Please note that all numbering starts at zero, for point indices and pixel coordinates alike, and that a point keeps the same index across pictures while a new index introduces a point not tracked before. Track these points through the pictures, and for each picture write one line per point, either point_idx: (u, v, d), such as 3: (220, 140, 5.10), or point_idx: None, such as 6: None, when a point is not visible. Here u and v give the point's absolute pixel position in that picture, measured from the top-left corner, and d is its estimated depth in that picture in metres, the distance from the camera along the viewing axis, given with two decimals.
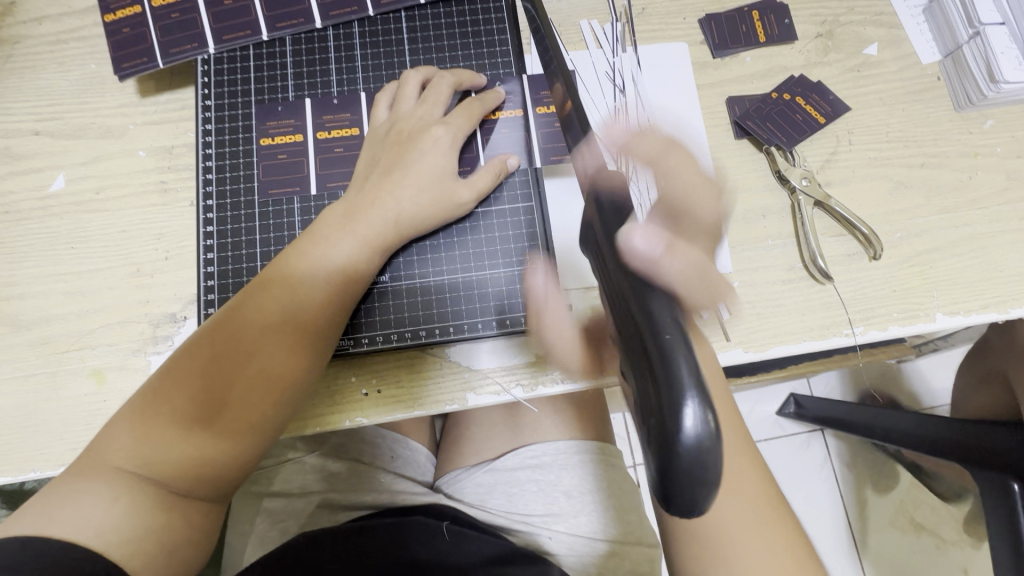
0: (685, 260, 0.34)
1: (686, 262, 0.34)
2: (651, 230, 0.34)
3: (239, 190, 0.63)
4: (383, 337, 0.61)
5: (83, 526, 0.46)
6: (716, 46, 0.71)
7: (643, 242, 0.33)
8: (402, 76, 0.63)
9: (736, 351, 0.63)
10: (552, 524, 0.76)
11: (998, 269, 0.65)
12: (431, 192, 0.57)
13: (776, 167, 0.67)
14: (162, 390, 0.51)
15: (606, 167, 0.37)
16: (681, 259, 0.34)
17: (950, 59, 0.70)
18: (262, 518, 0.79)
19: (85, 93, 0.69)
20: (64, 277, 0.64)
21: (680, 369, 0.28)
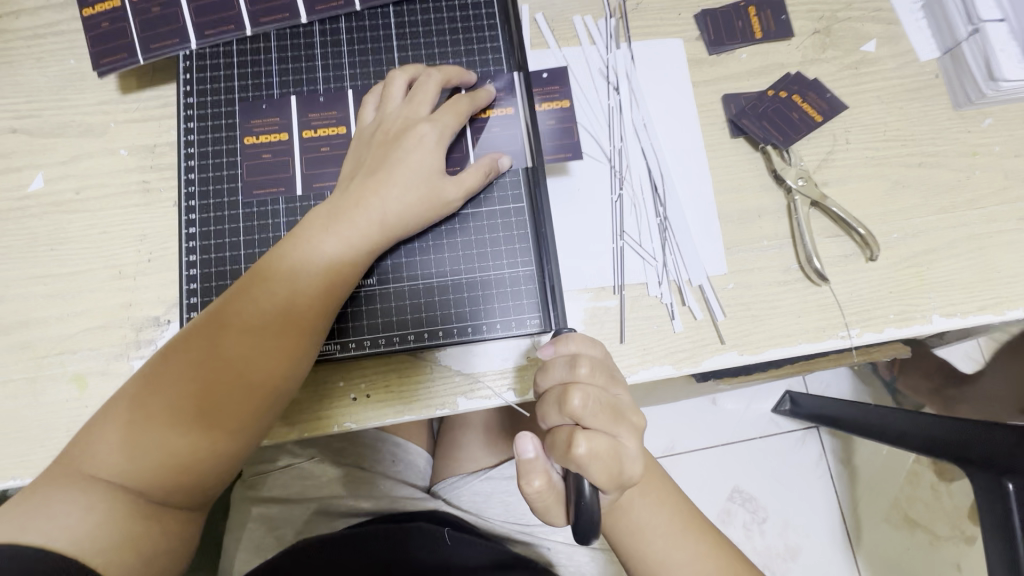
0: (599, 442, 0.44)
1: (600, 443, 0.44)
2: (583, 397, 0.45)
3: (223, 190, 0.61)
4: (371, 342, 0.59)
5: (58, 535, 0.45)
6: (712, 42, 0.70)
7: (573, 407, 0.44)
8: (388, 76, 0.61)
9: (731, 354, 0.62)
10: (550, 535, 0.78)
11: (995, 270, 0.64)
12: (418, 191, 0.55)
13: (772, 167, 0.66)
14: (142, 394, 0.50)
15: (561, 363, 0.48)
16: (597, 440, 0.44)
17: (949, 56, 0.69)
18: (256, 524, 0.78)
19: (64, 90, 0.67)
20: (43, 279, 0.62)
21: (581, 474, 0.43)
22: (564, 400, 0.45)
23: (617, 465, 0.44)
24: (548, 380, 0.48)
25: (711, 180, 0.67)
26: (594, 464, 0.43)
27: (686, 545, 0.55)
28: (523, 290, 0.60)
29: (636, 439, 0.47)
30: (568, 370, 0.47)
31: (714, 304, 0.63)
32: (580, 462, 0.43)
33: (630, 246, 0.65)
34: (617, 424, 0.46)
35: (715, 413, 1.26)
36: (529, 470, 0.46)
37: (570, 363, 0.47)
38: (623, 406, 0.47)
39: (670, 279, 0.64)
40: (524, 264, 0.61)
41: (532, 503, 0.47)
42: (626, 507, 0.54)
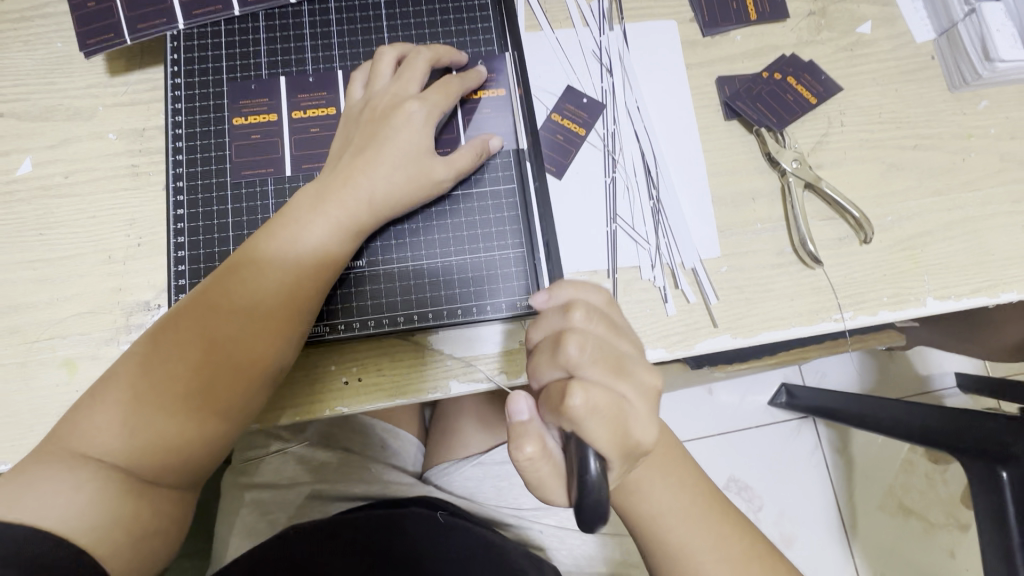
0: (599, 394, 0.42)
1: (599, 395, 0.42)
2: (580, 343, 0.44)
3: (211, 172, 0.61)
4: (360, 324, 0.58)
5: (46, 514, 0.46)
6: (706, 24, 0.69)
7: (572, 352, 0.43)
8: (378, 52, 0.60)
9: (724, 338, 0.62)
10: (541, 518, 0.78)
11: (990, 253, 0.64)
12: (406, 171, 0.55)
13: (766, 150, 0.66)
14: (128, 373, 0.50)
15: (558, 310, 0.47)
16: (596, 391, 0.42)
17: (945, 37, 0.68)
18: (248, 509, 0.77)
19: (51, 73, 0.66)
20: (32, 264, 0.62)
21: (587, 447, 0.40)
22: (558, 347, 0.44)
23: (619, 421, 0.43)
24: (540, 330, 0.47)
25: (705, 163, 0.66)
26: (592, 417, 0.41)
27: (700, 528, 0.55)
28: (513, 272, 0.60)
29: (638, 393, 0.45)
30: (563, 316, 0.46)
31: (706, 287, 0.63)
32: (577, 413, 0.41)
33: (622, 229, 0.65)
34: (618, 377, 0.44)
35: (710, 401, 1.26)
36: (521, 434, 0.44)
37: (565, 309, 0.46)
38: (623, 358, 0.46)
39: (663, 262, 0.64)
40: (514, 246, 0.61)
41: (526, 472, 0.45)
42: (642, 497, 0.54)
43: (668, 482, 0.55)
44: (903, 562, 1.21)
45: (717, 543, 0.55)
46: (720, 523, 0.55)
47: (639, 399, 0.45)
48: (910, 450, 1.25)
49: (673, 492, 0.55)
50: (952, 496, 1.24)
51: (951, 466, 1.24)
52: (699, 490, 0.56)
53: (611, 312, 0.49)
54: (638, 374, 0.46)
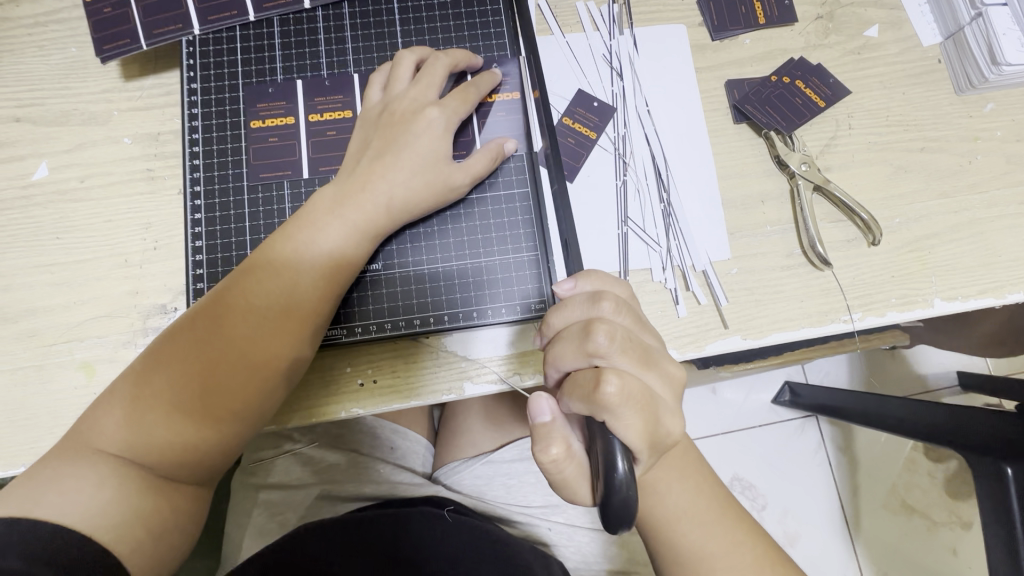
0: (630, 382, 0.43)
1: (630, 383, 0.43)
2: (609, 331, 0.45)
3: (227, 176, 0.61)
4: (377, 327, 0.59)
5: (68, 510, 0.46)
6: (715, 28, 0.70)
7: (602, 340, 0.45)
8: (396, 56, 0.61)
9: (735, 339, 0.63)
10: (551, 516, 0.79)
11: (996, 254, 0.65)
12: (424, 176, 0.56)
13: (776, 152, 0.66)
14: (147, 374, 0.50)
15: (583, 300, 0.48)
16: (627, 380, 0.43)
17: (951, 41, 0.69)
18: (260, 510, 0.78)
19: (66, 78, 0.67)
20: (49, 268, 0.63)
21: (613, 451, 0.40)
22: (588, 335, 0.45)
23: (648, 410, 0.44)
24: (565, 320, 0.48)
25: (715, 166, 0.67)
26: (626, 404, 0.42)
27: (718, 539, 0.55)
28: (527, 275, 0.61)
29: (662, 384, 0.47)
30: (590, 306, 0.48)
31: (717, 289, 0.63)
32: (609, 400, 0.42)
33: (633, 231, 0.65)
34: (643, 367, 0.46)
35: (715, 400, 1.27)
36: (547, 436, 0.46)
37: (592, 299, 0.48)
38: (648, 349, 0.47)
39: (674, 265, 0.64)
40: (528, 249, 0.61)
41: (552, 472, 0.47)
42: (660, 512, 0.55)
43: (683, 484, 0.56)
44: (907, 560, 1.22)
45: (737, 557, 0.55)
46: (732, 529, 0.56)
47: (662, 387, 0.47)
48: (913, 449, 1.25)
49: (687, 496, 0.56)
50: (955, 495, 1.25)
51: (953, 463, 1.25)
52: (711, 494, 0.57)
53: (630, 303, 0.51)
54: (662, 365, 0.47)
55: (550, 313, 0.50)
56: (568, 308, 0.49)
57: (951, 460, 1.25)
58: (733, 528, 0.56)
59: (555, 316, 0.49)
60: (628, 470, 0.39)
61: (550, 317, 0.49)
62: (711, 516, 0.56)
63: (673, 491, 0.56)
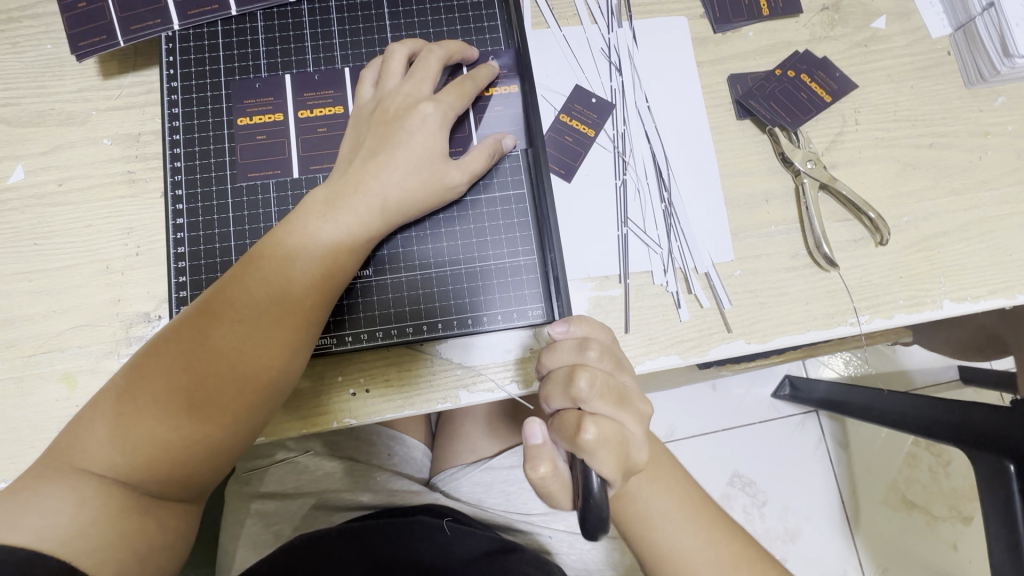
0: (607, 428, 0.43)
1: (608, 428, 0.43)
2: (593, 378, 0.44)
3: (210, 178, 0.59)
4: (368, 334, 0.57)
5: (47, 534, 0.44)
6: (717, 20, 0.67)
7: (584, 387, 0.43)
8: (387, 50, 0.58)
9: (738, 343, 0.61)
10: (551, 524, 0.76)
11: (1006, 253, 0.63)
12: (419, 176, 0.53)
13: (780, 149, 0.64)
14: (131, 385, 0.48)
15: (568, 345, 0.47)
16: (605, 425, 0.43)
17: (961, 32, 0.66)
18: (253, 520, 0.76)
19: (42, 76, 0.64)
20: (28, 275, 0.60)
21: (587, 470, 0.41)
22: (571, 380, 0.44)
23: (624, 451, 0.43)
24: (553, 362, 0.47)
25: (718, 164, 0.65)
26: (602, 447, 0.42)
27: (721, 551, 0.54)
28: (524, 279, 0.59)
29: (640, 424, 0.46)
30: (577, 353, 0.46)
31: (720, 292, 0.61)
32: (587, 447, 0.42)
33: (634, 233, 0.63)
34: (622, 409, 0.45)
35: (715, 398, 1.26)
36: (536, 455, 0.45)
37: (579, 346, 0.46)
38: (631, 393, 0.46)
39: (675, 267, 0.62)
40: (525, 253, 0.59)
41: (539, 488, 0.46)
42: (662, 529, 0.54)
43: (674, 488, 0.55)
44: (906, 555, 1.21)
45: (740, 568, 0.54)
46: (722, 532, 0.55)
47: (642, 432, 0.46)
48: (913, 443, 1.24)
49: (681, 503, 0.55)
50: (956, 491, 1.24)
51: (954, 458, 1.24)
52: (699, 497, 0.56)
53: (614, 348, 0.50)
54: (640, 408, 0.46)
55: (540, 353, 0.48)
56: (552, 352, 0.47)
57: (951, 454, 1.24)
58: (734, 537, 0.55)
59: (544, 358, 0.48)
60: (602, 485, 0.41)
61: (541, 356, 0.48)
62: (712, 526, 0.55)
63: (665, 496, 0.54)
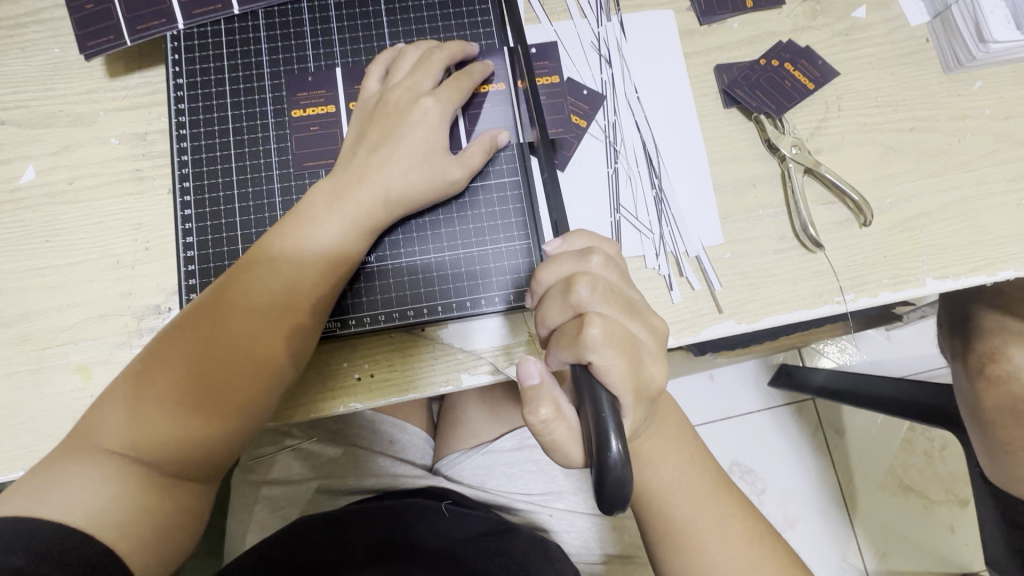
0: (609, 326, 0.44)
1: (609, 327, 0.44)
2: (591, 283, 0.46)
3: (216, 171, 0.61)
4: (371, 319, 0.59)
5: (74, 507, 0.45)
6: (703, 13, 0.69)
7: (585, 294, 0.45)
8: (396, 50, 0.61)
9: (729, 323, 0.63)
10: (551, 502, 0.79)
11: (986, 232, 0.65)
12: (422, 169, 0.56)
13: (765, 136, 0.66)
14: (147, 372, 0.49)
15: (564, 260, 0.49)
16: (605, 324, 0.44)
17: (938, 20, 0.69)
18: (261, 506, 0.78)
19: (50, 79, 0.66)
20: (41, 271, 0.62)
21: (606, 432, 0.39)
22: (570, 289, 0.46)
23: (630, 351, 0.45)
24: (552, 275, 0.49)
25: (705, 151, 0.67)
26: (608, 345, 0.43)
27: (722, 525, 0.56)
28: (520, 263, 0.61)
29: (650, 336, 0.48)
30: (579, 262, 0.48)
31: (710, 275, 0.64)
32: (594, 342, 0.43)
33: (626, 219, 0.66)
34: (626, 316, 0.46)
35: (712, 386, 1.28)
36: (536, 398, 0.46)
37: (582, 252, 0.48)
38: (636, 304, 0.48)
39: (667, 251, 0.65)
40: (520, 238, 0.61)
41: (543, 435, 0.47)
42: (664, 504, 0.56)
43: (674, 456, 0.57)
44: (904, 538, 1.23)
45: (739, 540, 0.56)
46: (715, 497, 0.57)
47: (647, 342, 0.47)
48: (909, 429, 1.27)
49: (680, 470, 0.57)
50: (954, 474, 1.26)
51: (950, 442, 1.26)
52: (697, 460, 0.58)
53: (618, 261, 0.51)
54: (643, 317, 0.48)
55: (538, 270, 0.49)
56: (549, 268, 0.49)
57: (946, 440, 1.26)
58: (734, 514, 0.57)
59: (544, 273, 0.49)
60: (623, 448, 0.39)
61: (539, 272, 0.49)
62: (713, 502, 0.57)
63: (662, 463, 0.57)
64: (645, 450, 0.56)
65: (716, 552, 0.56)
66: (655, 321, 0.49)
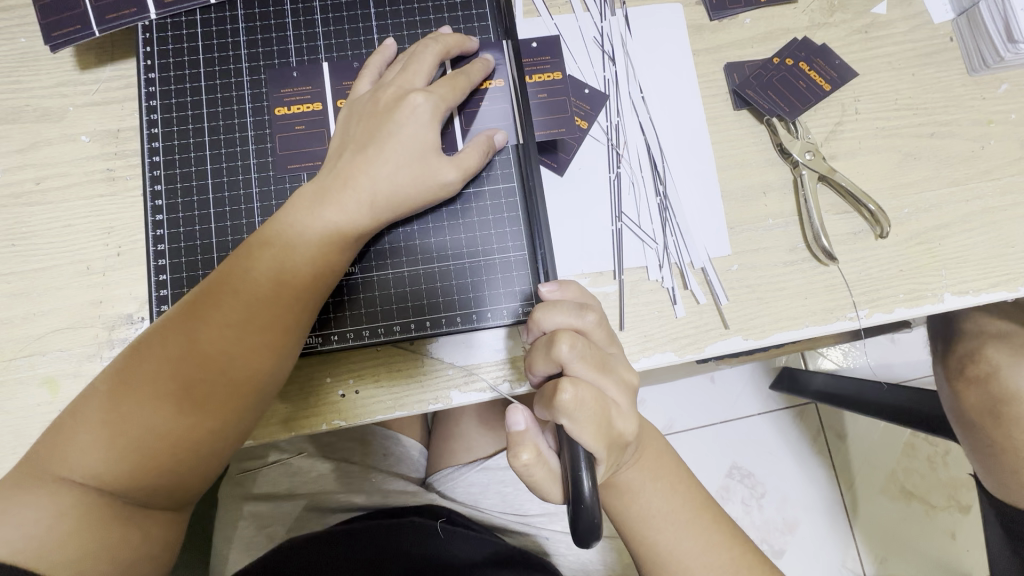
0: (583, 395, 0.42)
1: (583, 395, 0.42)
2: (574, 343, 0.44)
3: (190, 173, 0.57)
4: (355, 333, 0.56)
5: (22, 544, 0.42)
6: (713, 7, 0.65)
7: (566, 354, 0.43)
8: (388, 48, 0.57)
9: (736, 339, 0.60)
10: (548, 525, 0.76)
11: (1009, 244, 0.61)
12: (412, 172, 0.51)
13: (778, 140, 0.62)
14: (112, 391, 0.46)
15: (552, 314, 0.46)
16: (580, 392, 0.42)
17: (964, 17, 0.64)
18: (246, 523, 0.75)
19: (16, 71, 0.62)
20: (6, 277, 0.59)
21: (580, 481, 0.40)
22: (552, 346, 0.44)
23: (603, 416, 0.43)
24: (550, 321, 0.46)
25: (713, 155, 0.63)
26: (579, 411, 0.42)
27: (716, 555, 0.54)
28: (514, 276, 0.57)
29: (624, 394, 0.46)
30: (575, 315, 0.46)
31: (717, 288, 0.60)
32: (565, 408, 0.42)
33: (628, 227, 0.62)
34: (603, 378, 0.44)
35: (713, 392, 1.24)
36: (520, 441, 0.44)
37: (580, 307, 0.46)
38: (614, 362, 0.46)
39: (670, 262, 0.61)
40: (515, 248, 0.58)
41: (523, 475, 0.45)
42: (656, 532, 0.53)
43: (661, 481, 0.55)
44: (905, 544, 1.21)
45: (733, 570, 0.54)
46: (712, 523, 0.55)
47: (625, 406, 0.46)
48: (912, 435, 1.24)
49: (671, 496, 0.55)
50: (955, 478, 1.23)
51: (953, 447, 1.23)
52: (683, 485, 0.56)
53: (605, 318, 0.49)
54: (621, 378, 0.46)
55: (537, 309, 0.46)
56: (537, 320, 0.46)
57: (949, 445, 1.23)
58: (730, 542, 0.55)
59: (543, 312, 0.46)
60: (594, 492, 0.40)
61: (535, 315, 0.46)
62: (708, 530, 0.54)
63: (654, 489, 0.54)
64: (636, 476, 0.54)
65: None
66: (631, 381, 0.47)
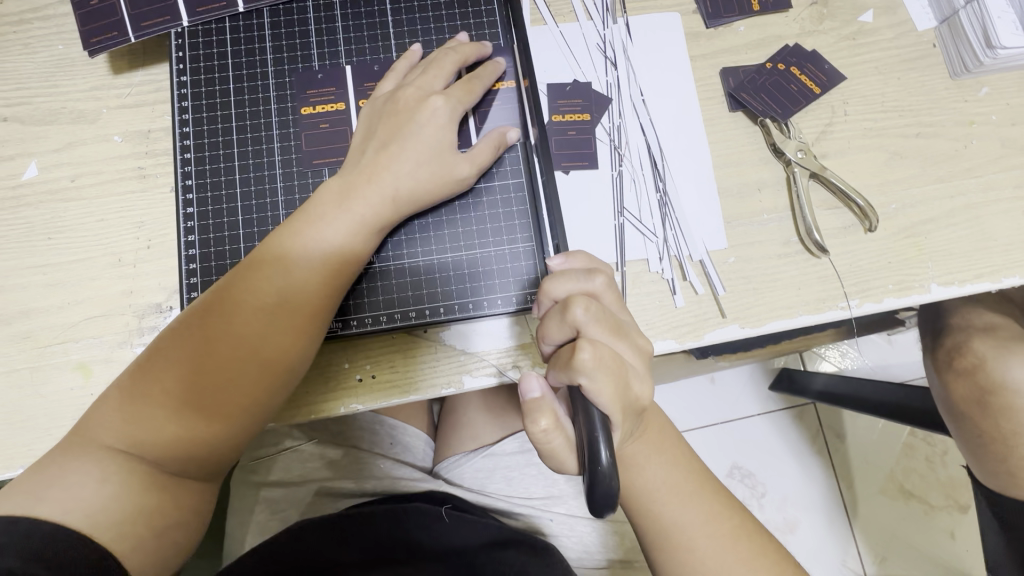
0: (600, 355, 0.45)
1: (600, 355, 0.45)
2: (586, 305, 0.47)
3: (219, 169, 0.61)
4: (373, 319, 0.59)
5: (70, 506, 0.45)
6: (709, 15, 0.69)
7: (581, 317, 0.47)
8: (408, 53, 0.61)
9: (733, 328, 0.63)
10: (551, 507, 0.79)
11: (992, 238, 0.65)
12: (430, 168, 0.55)
13: (771, 140, 0.66)
14: (152, 368, 0.49)
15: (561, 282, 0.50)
16: (597, 352, 0.45)
17: (946, 25, 0.68)
18: (262, 508, 0.78)
19: (54, 76, 0.66)
20: (43, 268, 0.62)
21: (596, 445, 0.41)
22: (566, 309, 0.47)
23: (620, 374, 0.46)
24: (560, 288, 0.50)
25: (710, 154, 0.67)
26: (599, 370, 0.45)
27: (721, 537, 0.56)
28: (522, 266, 0.60)
29: (637, 356, 0.49)
30: (583, 281, 0.50)
31: (714, 278, 0.63)
32: (584, 367, 0.45)
33: (629, 222, 0.65)
34: (616, 338, 0.48)
35: (713, 391, 1.27)
36: (536, 409, 0.47)
37: (588, 272, 0.50)
38: (625, 325, 0.50)
39: (670, 255, 0.64)
40: (524, 240, 0.61)
41: (541, 444, 0.48)
42: (662, 512, 0.56)
43: (667, 461, 0.58)
44: (905, 544, 1.23)
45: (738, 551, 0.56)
46: (720, 507, 0.57)
47: (637, 366, 0.49)
48: (910, 434, 1.26)
49: (677, 477, 0.57)
50: (956, 478, 1.24)
51: (951, 447, 1.25)
52: (694, 473, 0.58)
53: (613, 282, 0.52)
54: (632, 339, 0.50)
55: (546, 281, 0.50)
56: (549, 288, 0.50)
57: (947, 445, 1.25)
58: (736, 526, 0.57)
59: (552, 283, 0.50)
60: (612, 458, 0.41)
61: (546, 284, 0.50)
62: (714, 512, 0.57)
63: (659, 468, 0.57)
64: (641, 455, 0.57)
65: (715, 559, 0.55)
66: (641, 343, 0.51)
